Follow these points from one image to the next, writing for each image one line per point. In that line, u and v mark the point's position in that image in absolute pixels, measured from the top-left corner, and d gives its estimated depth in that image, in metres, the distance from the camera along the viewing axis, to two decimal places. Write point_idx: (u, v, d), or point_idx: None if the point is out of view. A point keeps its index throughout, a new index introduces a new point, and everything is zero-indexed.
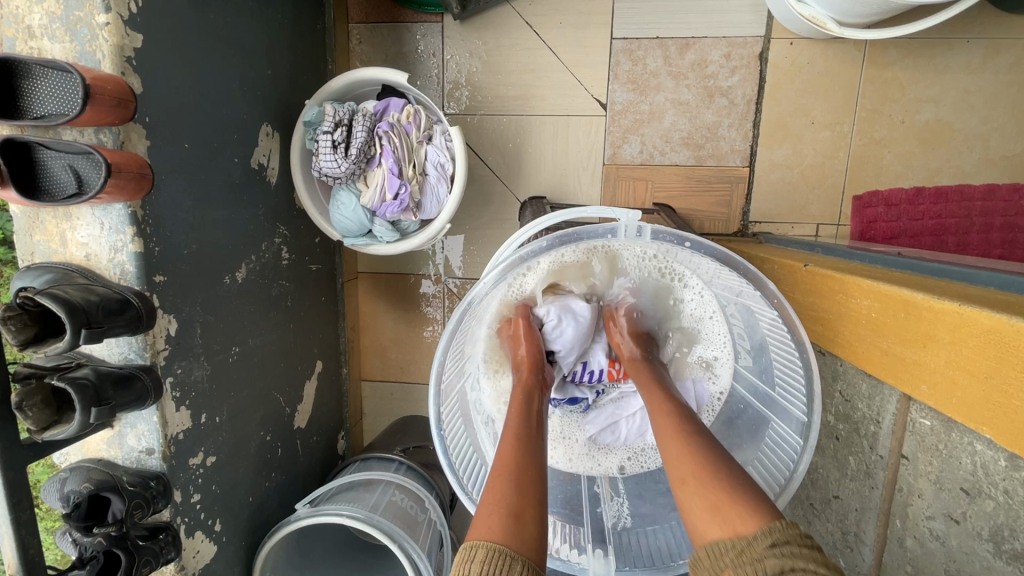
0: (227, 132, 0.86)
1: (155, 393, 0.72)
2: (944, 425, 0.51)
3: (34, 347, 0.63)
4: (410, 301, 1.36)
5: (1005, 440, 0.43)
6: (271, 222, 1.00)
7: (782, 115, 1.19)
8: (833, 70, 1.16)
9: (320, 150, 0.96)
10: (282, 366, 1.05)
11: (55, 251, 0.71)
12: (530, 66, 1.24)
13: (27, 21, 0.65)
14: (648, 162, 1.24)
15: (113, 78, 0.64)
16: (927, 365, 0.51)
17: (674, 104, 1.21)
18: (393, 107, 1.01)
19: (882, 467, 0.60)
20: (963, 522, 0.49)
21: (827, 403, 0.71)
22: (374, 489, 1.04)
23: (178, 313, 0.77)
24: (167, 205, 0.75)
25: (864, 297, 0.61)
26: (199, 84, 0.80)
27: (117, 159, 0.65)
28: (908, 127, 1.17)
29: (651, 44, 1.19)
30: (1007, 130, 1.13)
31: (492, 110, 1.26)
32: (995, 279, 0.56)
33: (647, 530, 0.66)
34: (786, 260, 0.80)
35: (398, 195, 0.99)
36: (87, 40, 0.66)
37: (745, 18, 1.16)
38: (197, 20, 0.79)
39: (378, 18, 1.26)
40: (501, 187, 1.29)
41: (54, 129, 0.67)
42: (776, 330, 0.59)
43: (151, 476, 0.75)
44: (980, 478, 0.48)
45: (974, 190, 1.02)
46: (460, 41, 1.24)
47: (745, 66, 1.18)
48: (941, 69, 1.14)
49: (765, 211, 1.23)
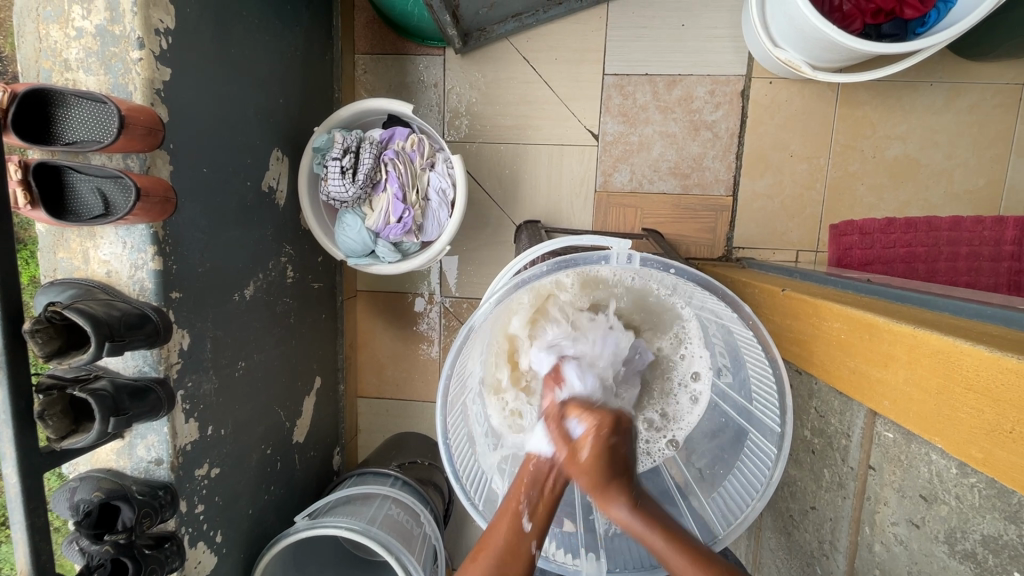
0: (242, 157, 0.91)
1: (167, 405, 0.76)
2: (905, 438, 0.57)
3: (58, 359, 0.66)
4: (407, 318, 1.40)
5: (954, 449, 0.49)
6: (277, 242, 1.04)
7: (763, 149, 1.27)
8: (809, 107, 1.25)
9: (329, 175, 1.01)
10: (283, 381, 1.08)
11: (77, 268, 0.75)
12: (527, 97, 1.31)
13: (64, 55, 0.70)
14: (637, 190, 1.31)
15: (145, 109, 0.69)
16: (888, 382, 0.57)
17: (662, 136, 1.29)
18: (398, 135, 1.07)
19: (852, 477, 0.65)
20: (923, 526, 0.54)
21: (804, 418, 0.76)
22: (371, 503, 1.07)
23: (191, 328, 0.81)
24: (186, 225, 0.79)
25: (835, 320, 0.67)
26: (218, 113, 0.85)
27: (145, 184, 0.69)
28: (879, 161, 1.25)
29: (641, 80, 1.27)
30: (969, 167, 1.22)
31: (490, 138, 1.33)
32: (949, 306, 0.62)
33: None
34: (765, 285, 0.86)
35: (401, 219, 1.05)
36: (120, 73, 0.71)
37: (728, 59, 1.25)
38: (218, 54, 0.84)
39: (383, 50, 1.32)
40: (498, 210, 1.35)
41: (83, 154, 0.72)
42: (753, 348, 0.64)
43: (159, 486, 0.77)
44: (936, 485, 0.53)
45: (941, 221, 1.10)
46: (461, 74, 1.31)
47: (728, 102, 1.26)
48: (909, 109, 1.23)
49: (747, 237, 1.30)
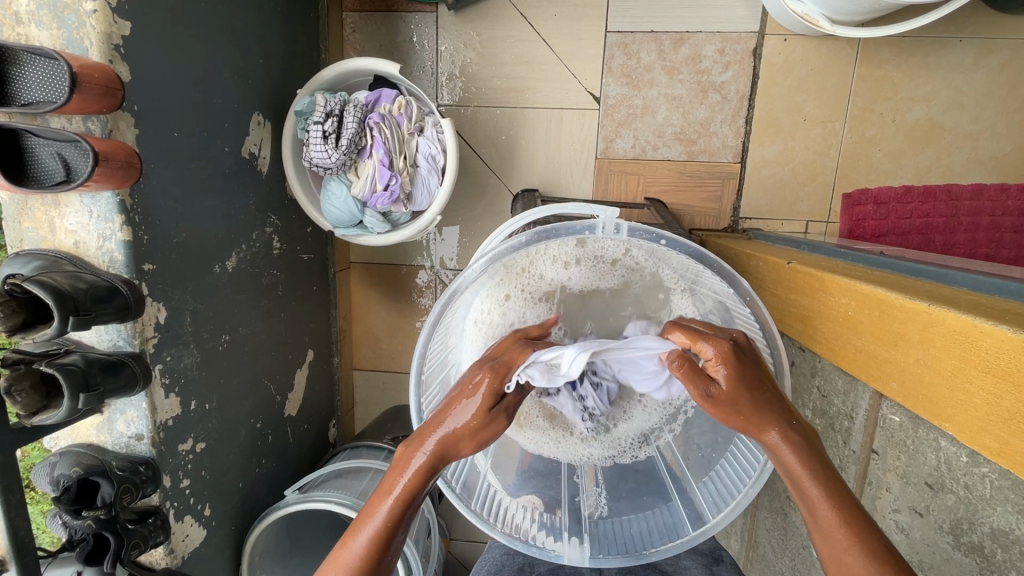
0: (218, 121, 0.87)
1: (144, 380, 0.73)
2: (912, 421, 0.53)
3: (22, 333, 0.64)
4: (402, 290, 1.37)
5: (965, 435, 0.45)
6: (261, 211, 1.00)
7: (774, 112, 1.19)
8: (826, 68, 1.17)
9: (311, 140, 0.96)
10: (272, 355, 1.06)
11: (44, 238, 0.71)
12: (524, 58, 1.24)
13: (14, 7, 0.65)
14: (640, 157, 1.24)
15: (100, 67, 0.64)
16: (897, 362, 0.53)
17: (667, 99, 1.21)
18: (384, 97, 1.01)
19: (854, 461, 0.62)
20: (927, 515, 0.51)
21: (806, 398, 0.72)
22: (364, 476, 1.06)
23: (167, 301, 0.78)
24: (156, 193, 0.75)
25: (842, 295, 0.62)
26: (189, 74, 0.80)
27: (105, 148, 0.65)
28: (899, 125, 1.17)
29: (646, 38, 1.19)
30: (996, 130, 1.14)
31: (486, 101, 1.26)
32: (970, 280, 0.56)
33: (623, 518, 0.65)
34: (771, 258, 0.82)
35: (388, 186, 0.99)
36: (75, 27, 0.66)
37: (740, 14, 1.16)
38: (187, 8, 0.79)
39: (373, 7, 1.25)
40: (494, 178, 1.30)
41: (42, 117, 0.67)
42: (749, 326, 0.60)
43: (140, 461, 0.76)
44: (943, 473, 0.49)
45: (963, 191, 1.04)
46: (454, 32, 1.24)
47: (738, 62, 1.18)
48: (933, 68, 1.14)
49: (755, 207, 1.24)
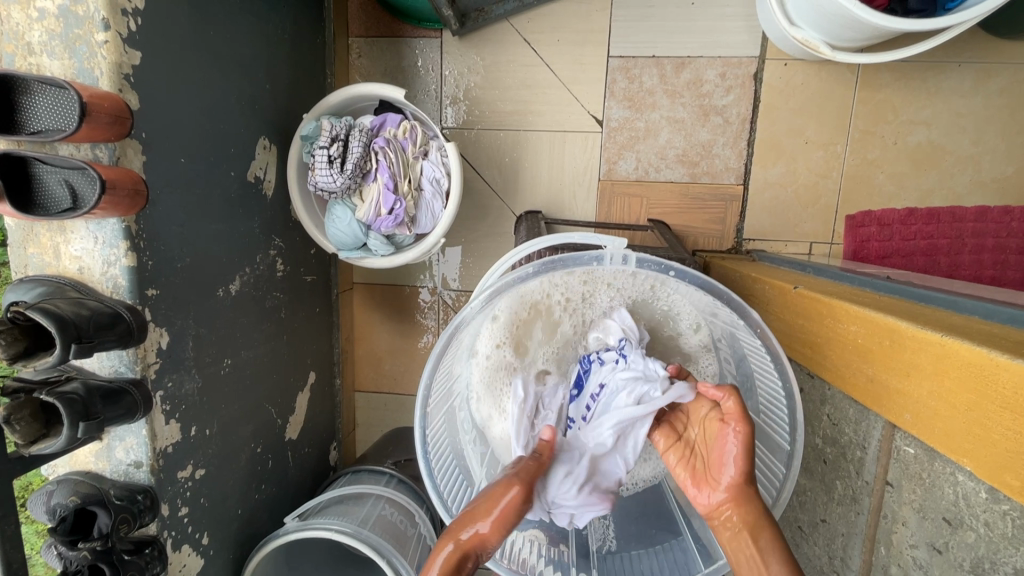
0: (224, 146, 0.87)
1: (145, 407, 0.72)
2: (927, 454, 0.52)
3: (23, 361, 0.63)
4: (404, 312, 1.36)
5: (983, 471, 0.44)
6: (266, 234, 1.00)
7: (776, 135, 1.20)
8: (826, 91, 1.18)
9: (317, 165, 0.96)
10: (273, 378, 1.05)
11: (49, 264, 0.71)
12: (528, 82, 1.25)
13: (26, 38, 0.66)
14: (643, 178, 1.25)
15: (110, 96, 0.65)
16: (910, 394, 0.52)
17: (670, 122, 1.22)
18: (390, 122, 1.02)
19: (868, 492, 0.60)
20: (945, 552, 0.49)
21: (815, 427, 0.71)
22: (365, 503, 1.04)
23: (170, 326, 0.77)
24: (161, 219, 0.75)
25: (851, 322, 0.62)
26: (196, 100, 0.81)
27: (112, 175, 0.65)
28: (900, 148, 1.18)
29: (648, 62, 1.21)
30: (997, 153, 1.14)
31: (490, 124, 1.27)
32: (979, 308, 0.56)
33: (632, 554, 0.66)
34: (776, 282, 0.81)
35: (392, 210, 1.00)
36: (85, 57, 0.67)
37: (741, 39, 1.18)
38: (197, 37, 0.80)
39: (379, 32, 1.27)
40: (498, 200, 1.30)
41: (51, 144, 0.68)
42: (760, 357, 0.61)
43: (138, 489, 0.74)
44: (961, 508, 0.48)
45: (966, 212, 1.06)
46: (458, 57, 1.25)
47: (740, 86, 1.19)
48: (933, 92, 1.15)
49: (759, 228, 1.24)
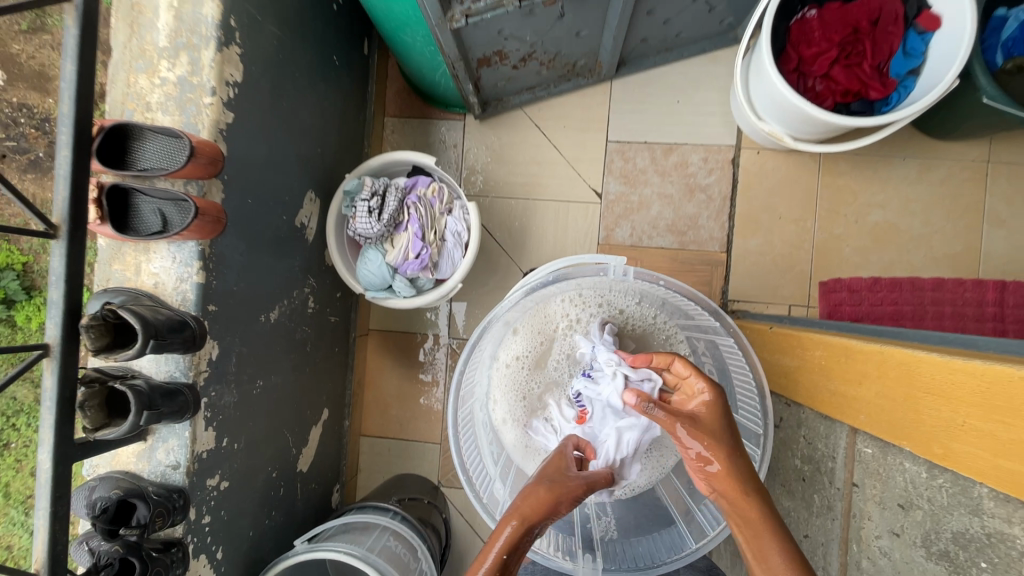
0: (282, 194, 1.03)
1: (192, 409, 0.81)
2: (881, 450, 0.61)
3: (106, 353, 0.73)
4: (415, 358, 1.45)
5: (921, 449, 0.53)
6: (304, 273, 1.13)
7: (752, 210, 1.38)
8: (793, 176, 1.37)
9: (357, 215, 1.12)
10: (294, 407, 1.13)
11: (129, 279, 0.83)
12: (537, 159, 1.45)
13: (147, 98, 0.84)
14: (637, 244, 1.41)
15: (209, 144, 0.81)
16: (863, 397, 0.62)
17: (660, 197, 1.40)
18: (421, 183, 1.19)
19: (839, 497, 0.68)
20: (902, 534, 0.57)
21: (794, 449, 0.80)
22: (370, 534, 1.07)
23: (221, 340, 0.87)
24: (228, 247, 0.88)
25: (817, 347, 0.73)
26: (267, 154, 0.97)
27: (202, 206, 0.79)
28: (861, 225, 1.35)
29: (641, 147, 1.42)
30: (944, 233, 1.32)
31: (503, 193, 1.45)
32: (934, 336, 0.67)
33: (629, 540, 0.88)
34: (756, 325, 0.93)
35: (419, 255, 1.14)
36: (192, 115, 0.83)
37: (719, 131, 1.39)
38: (274, 106, 0.98)
39: (411, 113, 1.48)
40: (507, 259, 1.45)
41: (150, 179, 0.82)
42: (734, 356, 0.81)
43: (173, 490, 0.80)
44: (910, 491, 0.56)
45: (926, 283, 1.16)
46: (478, 136, 1.46)
47: (719, 169, 1.39)
48: (885, 180, 1.35)
49: (741, 291, 1.38)
